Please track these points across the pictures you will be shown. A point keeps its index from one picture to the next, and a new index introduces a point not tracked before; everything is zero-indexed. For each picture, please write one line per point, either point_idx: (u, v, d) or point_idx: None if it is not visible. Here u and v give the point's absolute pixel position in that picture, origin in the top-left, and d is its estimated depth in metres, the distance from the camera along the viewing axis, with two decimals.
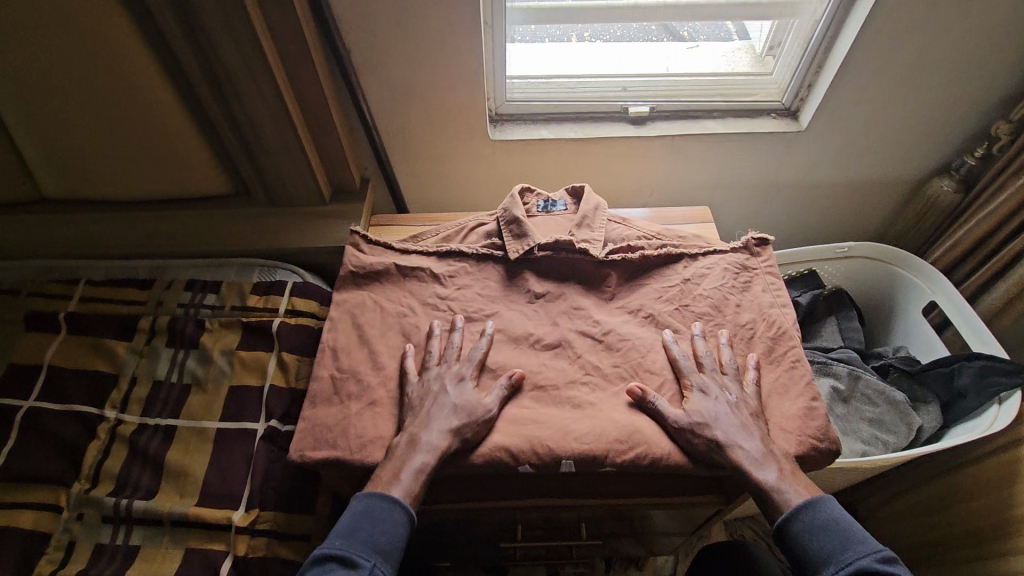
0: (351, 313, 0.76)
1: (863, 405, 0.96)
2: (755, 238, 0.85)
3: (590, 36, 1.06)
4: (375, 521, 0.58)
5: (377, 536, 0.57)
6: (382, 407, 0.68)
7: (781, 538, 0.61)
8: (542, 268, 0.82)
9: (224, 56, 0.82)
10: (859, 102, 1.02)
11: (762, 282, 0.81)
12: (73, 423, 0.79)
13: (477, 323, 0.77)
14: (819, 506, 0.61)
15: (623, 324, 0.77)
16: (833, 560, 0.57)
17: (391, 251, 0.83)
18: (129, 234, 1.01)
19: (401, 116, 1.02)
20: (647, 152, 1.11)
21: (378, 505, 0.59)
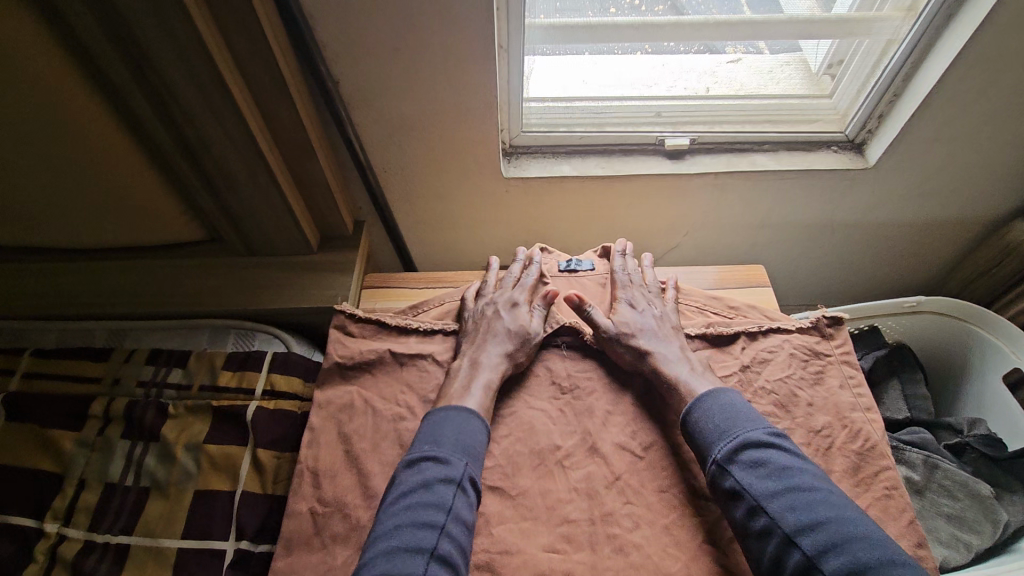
0: (337, 417, 0.66)
1: (941, 497, 0.82)
2: (824, 318, 0.72)
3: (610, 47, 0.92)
4: (456, 428, 0.58)
5: (459, 438, 0.57)
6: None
7: (681, 430, 0.61)
8: (570, 352, 0.71)
9: (179, 91, 0.67)
10: (940, 138, 0.86)
11: (838, 374, 0.68)
12: (7, 541, 0.66)
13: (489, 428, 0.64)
14: (717, 392, 0.61)
15: (670, 432, 0.64)
16: (724, 434, 0.57)
17: (383, 332, 0.73)
18: (85, 291, 0.87)
19: (399, 153, 0.88)
20: (685, 190, 0.95)
21: (459, 415, 0.59)
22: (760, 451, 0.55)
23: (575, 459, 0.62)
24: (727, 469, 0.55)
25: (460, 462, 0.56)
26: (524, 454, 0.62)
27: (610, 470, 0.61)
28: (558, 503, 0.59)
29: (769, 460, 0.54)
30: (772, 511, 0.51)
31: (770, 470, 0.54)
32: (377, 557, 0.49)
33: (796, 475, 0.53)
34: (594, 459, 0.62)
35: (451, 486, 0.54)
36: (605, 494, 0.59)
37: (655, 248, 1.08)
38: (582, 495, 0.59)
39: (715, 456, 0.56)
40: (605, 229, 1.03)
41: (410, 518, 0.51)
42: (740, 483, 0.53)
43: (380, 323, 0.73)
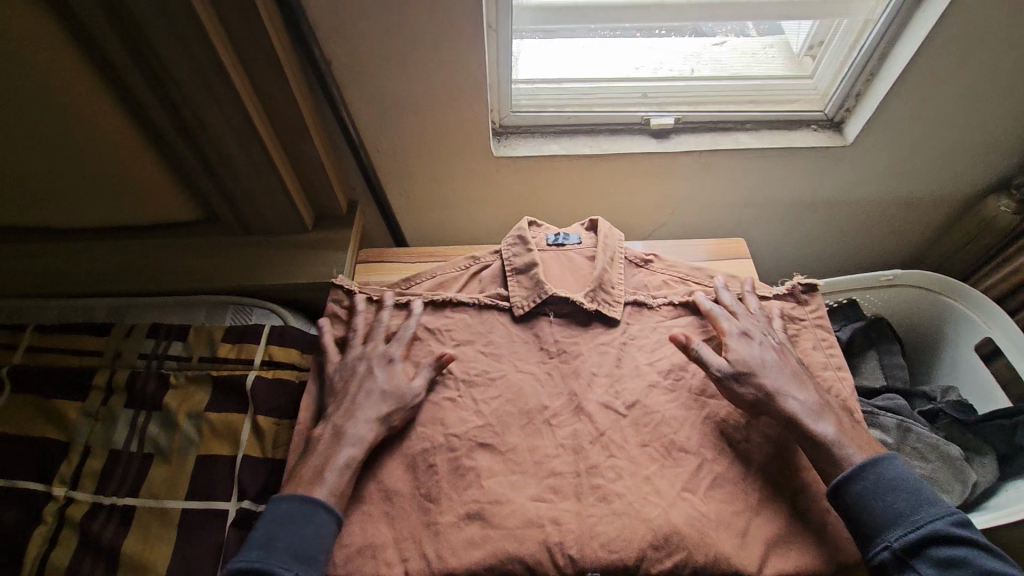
0: (332, 384, 0.69)
1: (913, 460, 0.85)
2: (800, 285, 0.76)
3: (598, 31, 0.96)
4: (293, 529, 0.53)
5: (296, 543, 0.52)
6: (371, 502, 0.60)
7: (859, 461, 0.58)
8: (559, 319, 0.72)
9: (176, 70, 0.69)
10: (915, 115, 0.89)
11: (811, 336, 0.72)
12: (16, 506, 0.68)
13: (478, 390, 0.67)
14: (906, 447, 0.59)
15: (652, 393, 0.67)
16: (907, 485, 0.55)
17: (374, 303, 0.74)
18: (83, 269, 0.89)
19: (391, 134, 0.90)
20: (670, 169, 0.98)
21: (290, 512, 0.54)
22: (940, 517, 0.54)
23: (561, 418, 0.65)
24: (899, 518, 0.54)
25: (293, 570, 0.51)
26: (513, 413, 0.65)
27: (595, 427, 0.64)
28: (545, 458, 0.62)
29: (949, 527, 0.53)
30: (936, 574, 0.51)
31: (943, 535, 0.53)
32: None
33: (967, 546, 0.53)
34: (580, 417, 0.65)
35: None
36: (589, 449, 0.62)
37: (643, 227, 1.11)
38: (568, 450, 0.62)
39: (893, 501, 0.54)
40: (594, 209, 1.06)
41: None
42: (910, 536, 0.52)
43: (370, 295, 0.74)
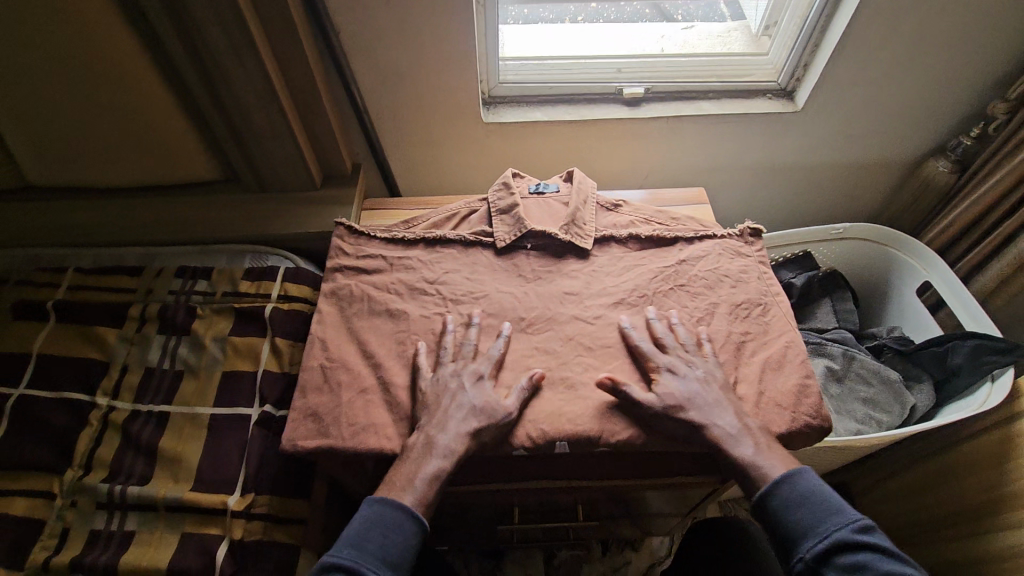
0: (340, 304, 0.79)
1: (858, 385, 0.96)
2: (748, 230, 0.88)
3: (584, 20, 1.11)
4: (384, 532, 0.59)
5: (385, 546, 0.58)
6: (373, 393, 0.70)
7: (761, 502, 0.62)
8: (537, 251, 0.84)
9: (208, 36, 0.79)
10: (855, 82, 1.01)
11: (755, 268, 0.84)
12: (65, 411, 0.78)
13: (466, 307, 0.78)
14: (796, 478, 0.62)
15: (615, 307, 0.78)
16: (812, 533, 0.59)
17: (376, 241, 0.85)
18: (116, 221, 0.99)
19: (392, 102, 1.01)
20: (641, 134, 1.09)
21: (389, 513, 0.59)
22: (855, 554, 0.57)
23: (536, 327, 0.76)
24: (818, 570, 0.57)
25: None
26: (495, 323, 0.76)
27: (564, 333, 0.75)
28: (522, 356, 0.72)
29: (868, 564, 0.56)
30: None
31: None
32: None
33: None
34: (552, 326, 0.76)
35: None
36: (559, 350, 0.73)
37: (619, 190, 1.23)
38: (541, 350, 0.73)
39: (805, 554, 0.58)
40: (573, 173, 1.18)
41: None
42: None
43: (373, 234, 0.85)
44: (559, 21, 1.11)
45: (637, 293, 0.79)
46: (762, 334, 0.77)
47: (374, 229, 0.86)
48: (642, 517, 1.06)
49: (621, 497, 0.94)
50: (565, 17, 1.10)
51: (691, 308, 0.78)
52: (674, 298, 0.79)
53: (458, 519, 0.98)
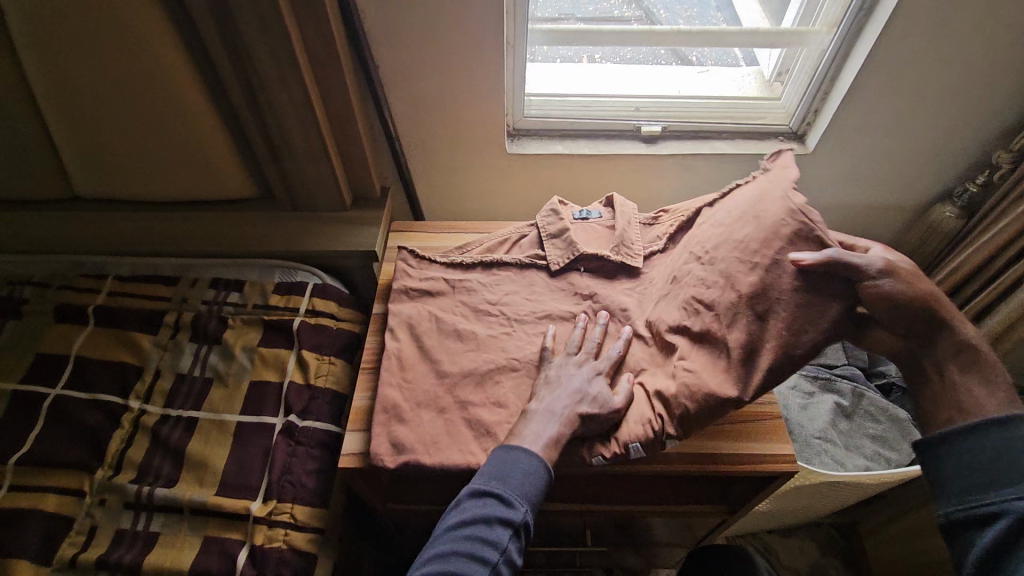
0: (408, 323, 0.82)
1: (867, 421, 0.97)
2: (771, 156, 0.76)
3: (599, 59, 1.15)
4: (520, 471, 0.63)
5: (524, 482, 0.63)
6: (452, 413, 0.73)
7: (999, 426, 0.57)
8: (593, 273, 0.87)
9: (258, 61, 0.85)
10: (865, 127, 1.06)
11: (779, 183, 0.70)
12: (99, 412, 0.81)
13: (528, 325, 0.81)
14: None
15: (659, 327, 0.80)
16: None
17: (435, 264, 0.89)
18: (155, 232, 1.04)
19: (422, 129, 1.07)
20: (659, 168, 1.14)
21: (521, 457, 0.64)
22: None
23: (603, 338, 0.78)
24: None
25: (523, 506, 0.62)
26: (537, 340, 0.79)
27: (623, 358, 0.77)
28: None
29: None
30: None
31: None
32: (434, 557, 0.60)
33: None
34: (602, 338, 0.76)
35: (511, 528, 0.61)
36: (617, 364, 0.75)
37: None
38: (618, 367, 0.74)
39: None
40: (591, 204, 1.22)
41: (465, 546, 0.60)
42: None
43: (433, 258, 0.89)
44: (575, 59, 1.15)
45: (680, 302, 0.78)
46: (766, 234, 0.65)
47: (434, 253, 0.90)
48: (650, 546, 1.07)
49: (627, 524, 0.95)
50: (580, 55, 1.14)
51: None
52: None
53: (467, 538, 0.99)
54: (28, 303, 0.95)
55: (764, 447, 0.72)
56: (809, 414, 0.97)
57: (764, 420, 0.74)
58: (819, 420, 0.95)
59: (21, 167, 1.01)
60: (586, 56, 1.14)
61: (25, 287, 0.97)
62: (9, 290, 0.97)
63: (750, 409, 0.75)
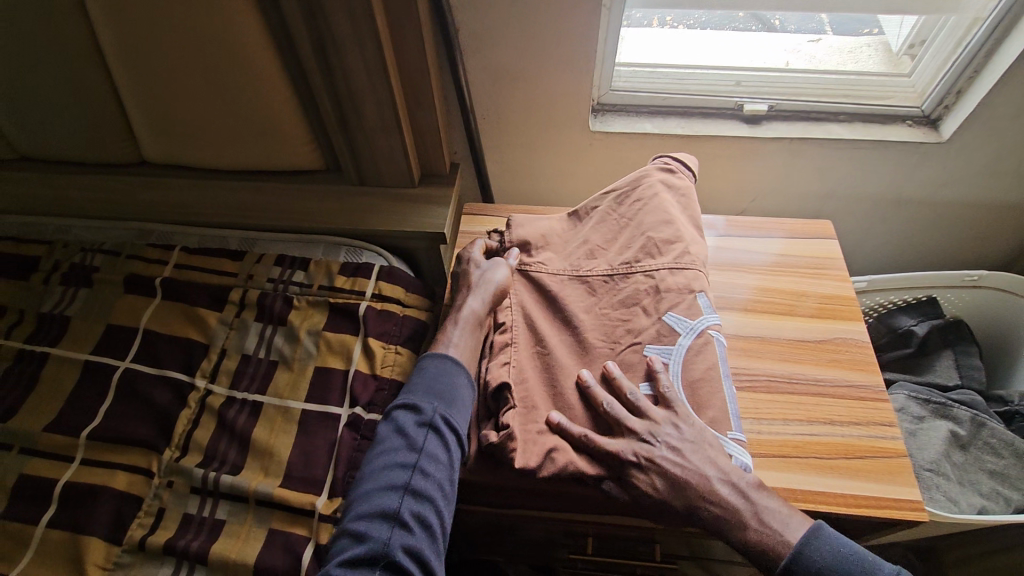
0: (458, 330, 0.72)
1: (985, 454, 0.86)
2: (644, 173, 0.81)
3: (671, 22, 0.99)
4: (442, 383, 0.67)
5: (446, 391, 0.66)
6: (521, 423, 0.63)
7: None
8: (653, 281, 0.70)
9: (334, 26, 0.78)
10: (1019, 114, 0.90)
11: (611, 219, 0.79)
12: (167, 389, 0.80)
13: (594, 338, 0.69)
14: (804, 555, 0.56)
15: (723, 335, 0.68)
16: None
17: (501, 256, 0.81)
18: (220, 202, 1.01)
19: (499, 103, 0.98)
20: (759, 153, 1.02)
21: (433, 372, 0.68)
22: None
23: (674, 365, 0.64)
24: None
25: (428, 409, 0.65)
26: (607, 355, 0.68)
27: (724, 369, 0.66)
28: None
29: None
30: None
31: None
32: (360, 497, 0.62)
33: None
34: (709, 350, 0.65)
35: (433, 430, 0.64)
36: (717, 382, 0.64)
37: (723, 210, 1.15)
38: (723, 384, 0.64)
39: None
40: None
41: (383, 468, 0.63)
42: None
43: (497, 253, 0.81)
44: (644, 23, 0.99)
45: (621, 356, 0.67)
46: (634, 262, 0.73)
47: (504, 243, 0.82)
48: (717, 563, 0.99)
49: (700, 544, 0.88)
50: (652, 19, 0.98)
51: (657, 290, 0.69)
52: (630, 295, 0.71)
53: (528, 538, 0.95)
54: (99, 271, 0.94)
55: (883, 489, 0.63)
56: (918, 441, 0.87)
57: (883, 457, 0.66)
58: (930, 450, 0.85)
59: (91, 128, 0.99)
60: (659, 19, 0.99)
61: (95, 254, 0.97)
62: (80, 255, 0.96)
63: (866, 443, 0.67)
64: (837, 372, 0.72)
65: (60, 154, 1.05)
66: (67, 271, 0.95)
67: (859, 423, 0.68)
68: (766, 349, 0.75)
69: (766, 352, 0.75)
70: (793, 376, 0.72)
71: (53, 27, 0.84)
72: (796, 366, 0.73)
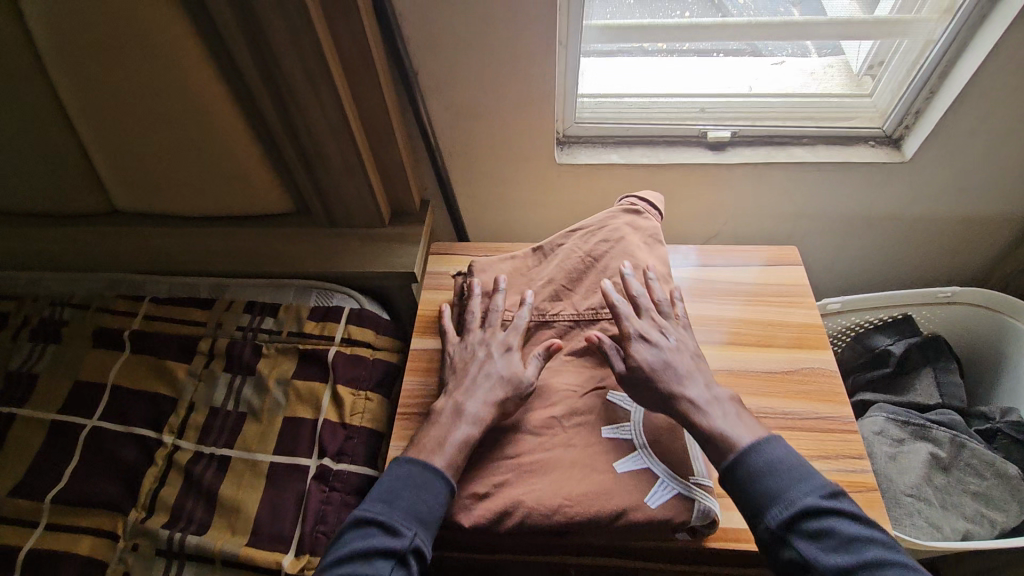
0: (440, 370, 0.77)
1: (967, 476, 0.84)
2: (616, 212, 0.82)
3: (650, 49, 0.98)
4: (414, 488, 0.60)
5: (418, 503, 0.59)
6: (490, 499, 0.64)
7: (729, 475, 0.58)
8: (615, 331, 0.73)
9: (290, 75, 0.79)
10: (977, 132, 0.90)
11: (575, 257, 0.79)
12: (133, 446, 0.80)
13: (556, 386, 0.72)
14: (759, 448, 0.58)
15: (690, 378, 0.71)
16: (780, 499, 0.55)
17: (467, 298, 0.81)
18: (189, 249, 1.01)
19: (464, 139, 0.99)
20: (728, 179, 1.02)
21: (419, 473, 0.61)
22: (827, 518, 0.53)
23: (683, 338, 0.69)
24: (788, 544, 0.54)
25: (411, 531, 0.58)
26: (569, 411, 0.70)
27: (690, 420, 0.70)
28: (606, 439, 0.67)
29: (833, 531, 0.53)
30: None
31: (835, 543, 0.52)
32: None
33: (864, 546, 0.52)
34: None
35: (394, 558, 0.56)
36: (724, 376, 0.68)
37: (696, 234, 1.15)
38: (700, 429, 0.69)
39: (770, 522, 0.54)
40: None
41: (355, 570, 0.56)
42: (809, 559, 0.52)
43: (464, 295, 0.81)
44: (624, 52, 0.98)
45: (584, 400, 0.71)
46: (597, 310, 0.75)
47: (469, 281, 0.82)
48: None
49: None
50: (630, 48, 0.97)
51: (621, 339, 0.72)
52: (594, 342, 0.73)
53: None
54: (68, 326, 0.94)
55: None
56: (899, 466, 0.85)
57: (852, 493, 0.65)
58: (911, 474, 0.84)
59: (56, 181, 0.98)
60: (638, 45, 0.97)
61: (64, 308, 0.96)
62: (49, 310, 0.96)
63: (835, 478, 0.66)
64: (805, 404, 0.72)
65: (26, 206, 1.04)
66: (36, 327, 0.95)
67: (827, 457, 0.68)
68: (734, 383, 0.75)
69: (734, 387, 0.74)
70: (761, 411, 0.72)
71: (13, 85, 0.84)
72: (764, 400, 0.73)
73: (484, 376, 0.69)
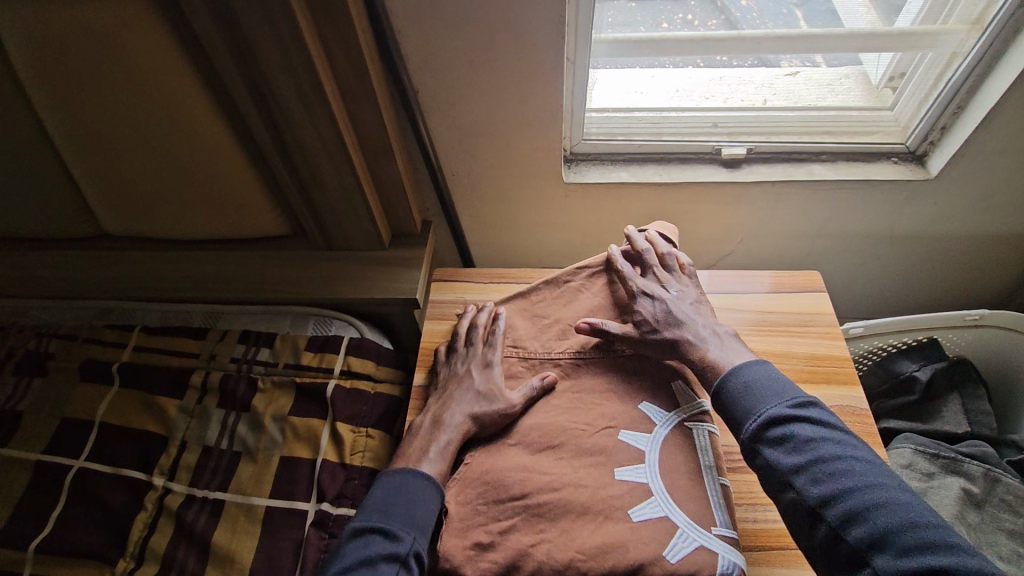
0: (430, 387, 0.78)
1: (1002, 512, 0.80)
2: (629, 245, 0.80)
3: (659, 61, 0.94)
4: (408, 497, 0.62)
5: (413, 511, 0.61)
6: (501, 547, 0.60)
7: (716, 395, 0.62)
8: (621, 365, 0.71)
9: (283, 98, 0.75)
10: (1006, 149, 0.86)
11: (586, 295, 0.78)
12: (122, 490, 0.76)
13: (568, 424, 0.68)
14: (734, 373, 0.62)
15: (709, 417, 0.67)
16: (749, 415, 0.59)
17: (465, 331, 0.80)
18: (181, 275, 0.97)
19: (467, 158, 0.94)
20: (743, 197, 0.97)
21: (413, 481, 0.63)
22: (792, 429, 0.56)
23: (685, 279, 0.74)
24: (758, 454, 0.57)
25: (410, 536, 0.59)
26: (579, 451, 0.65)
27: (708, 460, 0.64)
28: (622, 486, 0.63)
29: (796, 437, 0.56)
30: (836, 506, 0.52)
31: (797, 447, 0.55)
32: None
33: (827, 451, 0.54)
34: (695, 433, 0.66)
35: (397, 562, 0.57)
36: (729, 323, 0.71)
37: (709, 252, 1.10)
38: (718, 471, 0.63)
39: (743, 436, 0.59)
40: None
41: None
42: (772, 464, 0.56)
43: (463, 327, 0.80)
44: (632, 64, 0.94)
45: (593, 440, 0.66)
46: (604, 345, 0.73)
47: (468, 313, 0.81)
48: None
49: None
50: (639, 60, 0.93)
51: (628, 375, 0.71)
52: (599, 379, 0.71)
53: None
54: (54, 359, 0.90)
55: None
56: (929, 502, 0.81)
57: None
58: (943, 511, 0.79)
59: (41, 206, 0.94)
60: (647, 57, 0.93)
61: (50, 339, 0.92)
62: (35, 341, 0.92)
63: None
64: None
65: (10, 231, 1.00)
66: (20, 360, 0.90)
67: None
68: None
69: None
70: None
71: None
72: None
73: (463, 391, 0.71)
